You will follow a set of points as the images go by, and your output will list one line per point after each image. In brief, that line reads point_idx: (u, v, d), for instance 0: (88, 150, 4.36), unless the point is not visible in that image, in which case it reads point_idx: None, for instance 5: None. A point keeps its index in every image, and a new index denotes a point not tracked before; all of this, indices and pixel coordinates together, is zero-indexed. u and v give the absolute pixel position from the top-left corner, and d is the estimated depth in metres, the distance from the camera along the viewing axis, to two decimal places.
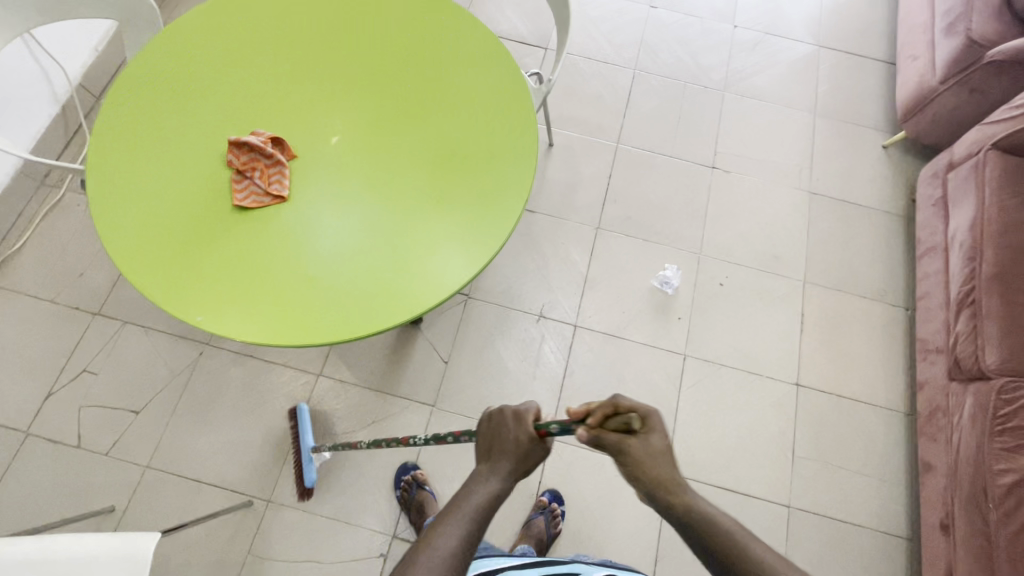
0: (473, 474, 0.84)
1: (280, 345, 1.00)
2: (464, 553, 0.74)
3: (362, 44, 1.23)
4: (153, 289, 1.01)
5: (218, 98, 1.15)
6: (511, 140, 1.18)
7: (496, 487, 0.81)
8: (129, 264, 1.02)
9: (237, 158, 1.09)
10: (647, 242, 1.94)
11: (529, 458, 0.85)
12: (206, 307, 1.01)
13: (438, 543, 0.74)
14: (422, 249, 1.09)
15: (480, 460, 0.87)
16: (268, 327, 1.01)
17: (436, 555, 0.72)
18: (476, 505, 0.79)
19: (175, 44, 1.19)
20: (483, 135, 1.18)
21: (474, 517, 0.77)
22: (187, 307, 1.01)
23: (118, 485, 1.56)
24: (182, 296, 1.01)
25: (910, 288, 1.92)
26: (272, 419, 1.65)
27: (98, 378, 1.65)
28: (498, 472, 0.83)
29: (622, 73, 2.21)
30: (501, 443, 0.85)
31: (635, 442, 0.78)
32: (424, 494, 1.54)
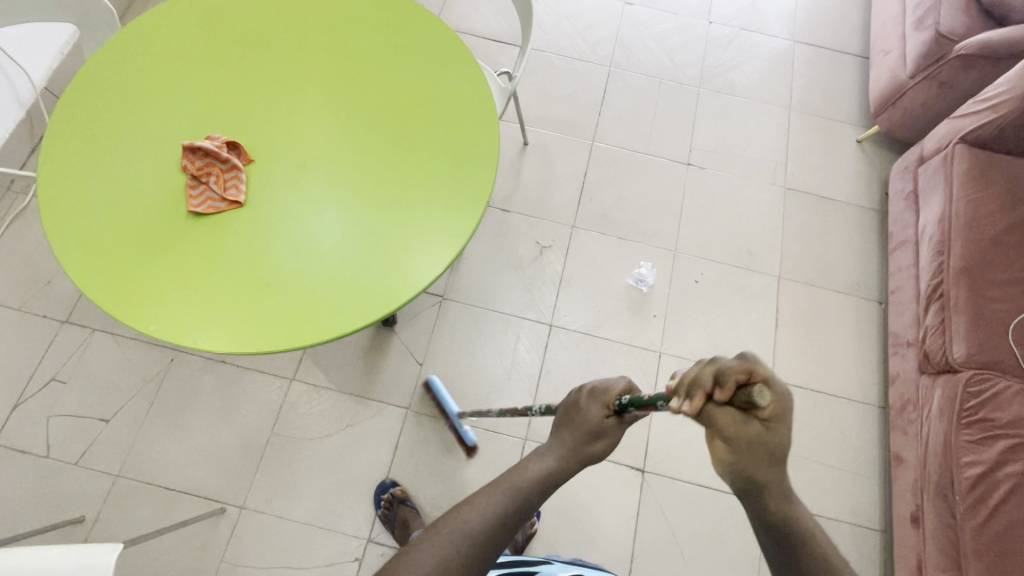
0: (537, 445, 0.83)
1: (239, 352, 1.00)
2: (501, 522, 0.71)
3: (322, 44, 1.22)
4: (107, 298, 1.00)
5: (174, 102, 1.13)
6: (474, 139, 1.17)
7: (555, 464, 0.79)
8: (82, 274, 1.01)
9: (192, 163, 1.07)
10: (622, 240, 1.94)
11: (600, 438, 0.83)
12: (165, 315, 1.00)
13: (482, 501, 0.72)
14: (388, 252, 1.08)
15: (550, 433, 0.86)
16: (232, 334, 1.00)
17: (469, 522, 0.70)
18: (529, 479, 0.76)
19: (131, 48, 1.17)
20: (447, 134, 1.17)
21: (525, 487, 0.75)
22: (144, 316, 0.99)
23: (88, 495, 1.54)
24: (139, 304, 1.00)
25: (883, 282, 1.93)
26: (246, 425, 1.64)
27: (67, 387, 1.63)
28: (559, 448, 0.81)
29: (597, 71, 2.21)
30: (574, 415, 0.85)
31: (754, 424, 0.67)
32: (407, 511, 1.52)
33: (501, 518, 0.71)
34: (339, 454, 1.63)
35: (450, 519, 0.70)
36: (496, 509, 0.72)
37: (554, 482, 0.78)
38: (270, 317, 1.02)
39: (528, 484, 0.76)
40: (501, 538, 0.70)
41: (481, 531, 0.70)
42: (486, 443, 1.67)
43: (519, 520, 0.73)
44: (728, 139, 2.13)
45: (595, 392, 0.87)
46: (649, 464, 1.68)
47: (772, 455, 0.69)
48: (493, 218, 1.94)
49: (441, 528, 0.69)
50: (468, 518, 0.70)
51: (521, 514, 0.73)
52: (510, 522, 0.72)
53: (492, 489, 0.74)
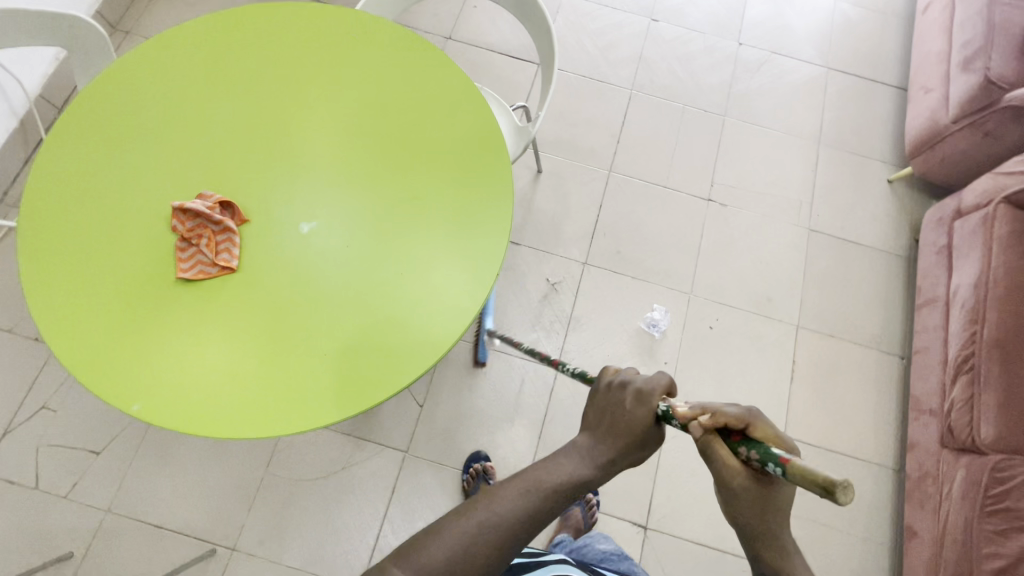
0: (568, 444, 0.85)
1: (227, 438, 0.92)
2: (525, 517, 0.78)
3: (328, 88, 1.13)
4: (87, 371, 0.94)
5: (162, 154, 1.05)
6: (488, 200, 1.08)
7: (584, 473, 0.81)
8: (61, 343, 0.94)
9: (182, 224, 1.00)
10: (636, 280, 1.86)
11: (629, 451, 0.83)
12: (147, 394, 0.93)
13: (512, 496, 0.79)
14: (392, 324, 1.00)
15: (582, 433, 0.87)
16: (219, 415, 0.93)
17: (494, 514, 0.77)
18: (556, 481, 0.80)
19: (117, 92, 1.09)
20: (459, 193, 1.08)
21: (554, 488, 0.80)
22: (129, 394, 0.93)
23: (77, 531, 1.51)
24: (120, 377, 0.94)
25: (907, 336, 1.84)
26: (240, 462, 1.59)
27: (58, 416, 1.58)
28: (591, 454, 0.83)
29: (618, 93, 2.10)
30: (613, 416, 0.85)
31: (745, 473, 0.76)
32: None
33: (527, 516, 0.78)
34: (333, 497, 1.59)
35: (482, 506, 0.78)
36: (521, 509, 0.78)
37: (579, 487, 0.81)
38: (263, 395, 0.95)
39: (557, 485, 0.80)
40: (521, 536, 0.77)
41: (506, 523, 0.77)
42: None
43: (546, 516, 0.79)
44: (751, 173, 2.02)
45: (633, 390, 0.85)
46: (651, 520, 1.62)
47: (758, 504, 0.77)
48: None
49: (470, 515, 0.77)
50: (497, 511, 0.78)
51: (546, 512, 0.79)
52: (532, 521, 0.78)
53: (520, 486, 0.80)
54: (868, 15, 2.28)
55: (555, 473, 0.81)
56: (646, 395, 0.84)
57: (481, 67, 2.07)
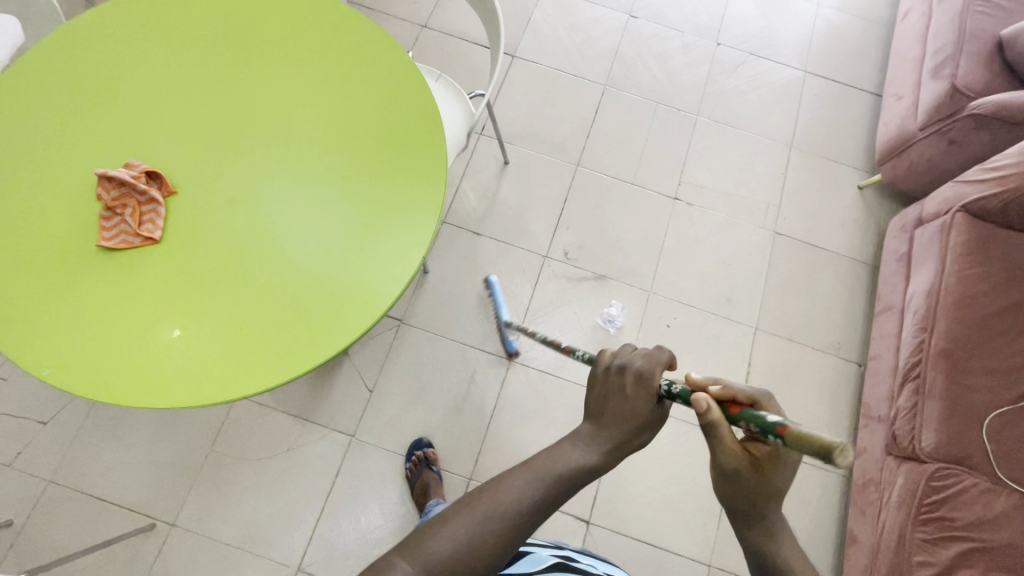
0: (574, 428, 0.79)
1: (137, 405, 0.93)
2: (534, 508, 0.71)
3: (266, 60, 1.13)
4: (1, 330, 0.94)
5: (97, 123, 1.06)
6: (426, 170, 1.08)
7: (595, 456, 0.75)
8: None
9: (107, 192, 1.00)
10: (596, 276, 1.85)
11: (640, 432, 0.77)
12: (61, 358, 0.94)
13: (517, 484, 0.72)
14: (326, 294, 1.00)
15: (588, 414, 0.80)
16: (131, 381, 0.94)
17: (499, 505, 0.70)
18: (566, 466, 0.74)
19: (59, 58, 1.10)
20: (397, 164, 1.08)
21: (561, 472, 0.74)
22: (42, 356, 0.93)
23: (18, 499, 1.51)
24: (34, 340, 0.94)
25: (865, 343, 1.83)
26: (185, 439, 1.59)
27: (6, 384, 1.59)
28: (601, 435, 0.77)
29: (591, 88, 2.09)
30: (626, 398, 0.77)
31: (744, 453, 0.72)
32: (430, 475, 1.55)
33: (537, 504, 0.71)
34: (276, 478, 1.59)
35: (489, 493, 0.71)
36: (530, 496, 0.72)
37: (591, 471, 0.75)
38: (192, 362, 0.95)
39: (564, 470, 0.74)
40: (531, 524, 0.71)
41: (514, 514, 0.70)
42: None
43: (552, 503, 0.73)
44: (721, 174, 2.01)
45: (645, 371, 0.78)
46: (595, 515, 1.62)
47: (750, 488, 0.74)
48: (462, 241, 1.85)
49: (476, 503, 0.70)
50: (503, 499, 0.71)
51: (554, 500, 0.73)
52: (541, 509, 0.72)
53: (526, 472, 0.73)
54: (851, 21, 2.27)
55: (561, 458, 0.75)
56: (646, 376, 0.78)
57: (455, 56, 2.07)
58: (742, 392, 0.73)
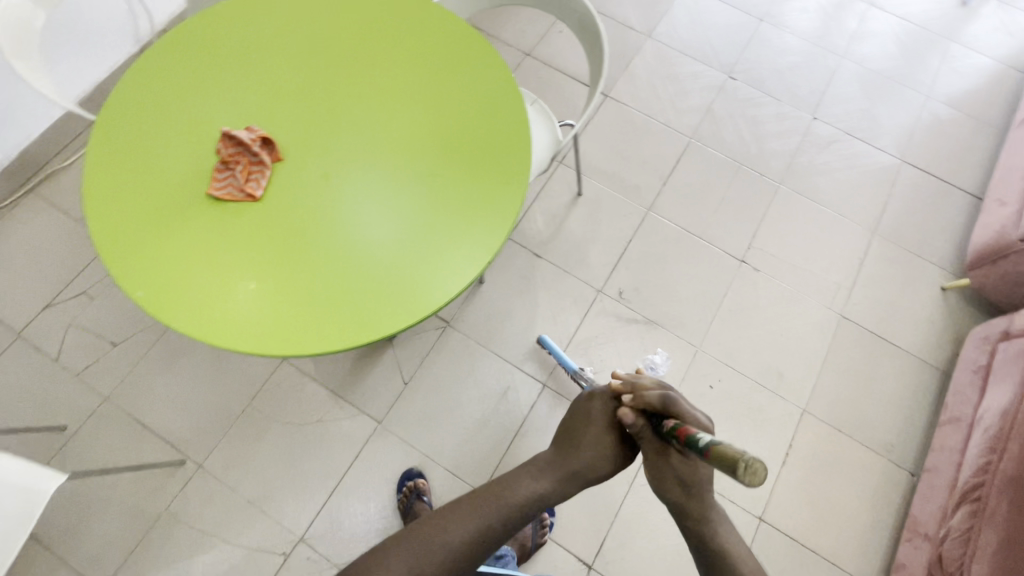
0: (528, 467, 1.00)
1: (202, 341, 1.01)
2: (477, 538, 0.92)
3: (386, 65, 1.22)
4: (107, 249, 1.05)
5: (228, 87, 1.18)
6: (503, 196, 1.13)
7: (536, 493, 0.96)
8: (97, 220, 1.07)
9: (225, 148, 1.11)
10: (647, 321, 1.84)
11: (589, 469, 0.97)
12: (149, 283, 1.03)
13: (463, 520, 0.94)
14: (389, 279, 1.06)
15: (549, 453, 1.02)
16: (201, 318, 1.02)
17: (447, 536, 0.92)
18: (508, 505, 0.95)
19: (210, 24, 1.23)
20: (477, 184, 1.13)
21: (504, 508, 0.95)
22: (133, 278, 1.03)
23: (77, 408, 1.65)
24: (132, 263, 1.04)
25: (922, 452, 1.70)
26: (229, 389, 1.69)
27: (93, 303, 1.77)
28: (549, 473, 0.98)
29: (676, 139, 2.11)
30: (576, 427, 1.01)
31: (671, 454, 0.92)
32: (421, 507, 1.53)
33: (480, 536, 0.93)
34: (301, 445, 1.64)
35: (438, 527, 0.93)
36: (474, 529, 0.93)
37: (533, 506, 0.96)
38: (249, 317, 1.02)
39: (508, 506, 0.95)
40: (476, 551, 0.92)
41: (457, 545, 0.92)
42: (440, 482, 1.63)
43: (501, 531, 0.94)
44: (794, 245, 1.97)
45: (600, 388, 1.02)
46: (598, 561, 1.57)
47: (681, 482, 0.92)
48: (522, 260, 1.90)
49: (424, 536, 0.92)
50: (450, 533, 0.92)
51: (496, 532, 0.94)
52: (483, 540, 0.93)
53: (473, 512, 0.94)
54: (960, 118, 2.19)
55: (512, 494, 0.96)
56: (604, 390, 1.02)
57: (551, 86, 2.16)
58: (651, 392, 0.92)
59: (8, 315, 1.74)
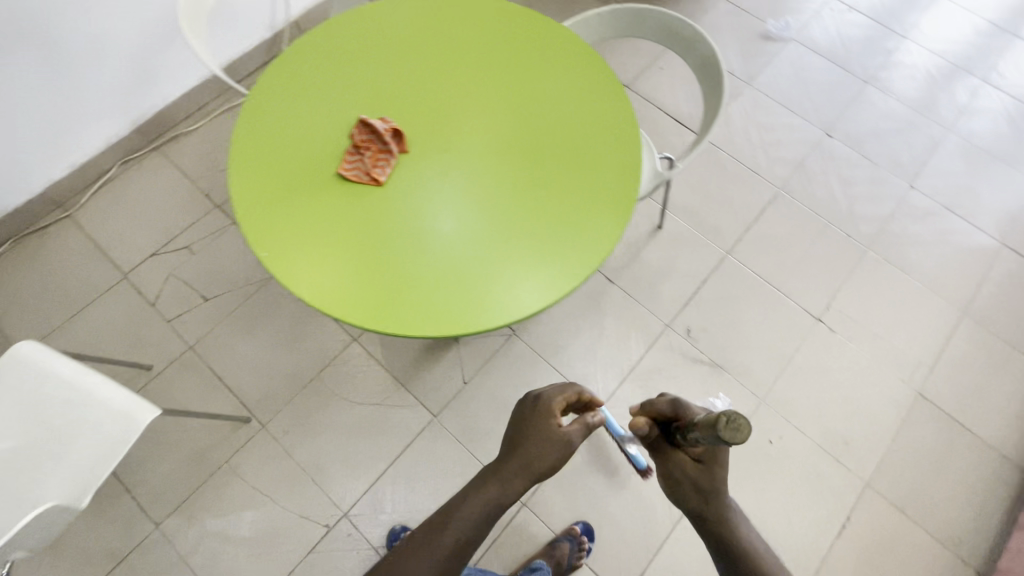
0: (477, 481, 0.95)
1: (305, 303, 1.08)
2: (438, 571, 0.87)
3: (514, 87, 1.28)
4: (240, 204, 1.14)
5: (369, 77, 1.27)
6: (594, 237, 1.14)
7: (490, 505, 0.92)
8: (237, 176, 1.17)
9: (359, 134, 1.19)
10: (712, 364, 1.82)
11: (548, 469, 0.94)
12: (269, 241, 1.12)
13: (417, 556, 0.88)
14: (483, 279, 1.11)
15: (497, 460, 0.97)
16: (307, 281, 1.09)
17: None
18: (463, 526, 0.90)
19: (364, 18, 1.33)
20: (572, 219, 1.16)
21: (456, 530, 0.90)
22: (256, 234, 1.12)
23: (165, 351, 1.77)
24: (257, 220, 1.13)
25: (992, 553, 1.60)
26: (300, 358, 1.77)
27: (194, 258, 1.90)
28: (501, 482, 0.93)
29: (764, 188, 2.10)
30: (527, 434, 0.96)
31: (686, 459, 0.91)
32: None
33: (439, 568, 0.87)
34: (357, 425, 1.70)
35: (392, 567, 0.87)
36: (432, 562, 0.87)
37: (490, 515, 0.92)
38: (345, 289, 1.09)
39: (461, 528, 0.90)
40: None
41: None
42: None
43: (464, 555, 0.89)
44: (875, 312, 1.91)
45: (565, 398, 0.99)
46: None
47: (697, 486, 0.91)
48: (594, 282, 1.91)
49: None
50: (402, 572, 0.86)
51: (456, 557, 0.89)
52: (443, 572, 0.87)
53: (426, 545, 0.89)
54: None
55: (464, 512, 0.91)
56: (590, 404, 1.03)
57: (644, 119, 2.20)
58: (661, 400, 0.94)
59: (119, 257, 1.90)
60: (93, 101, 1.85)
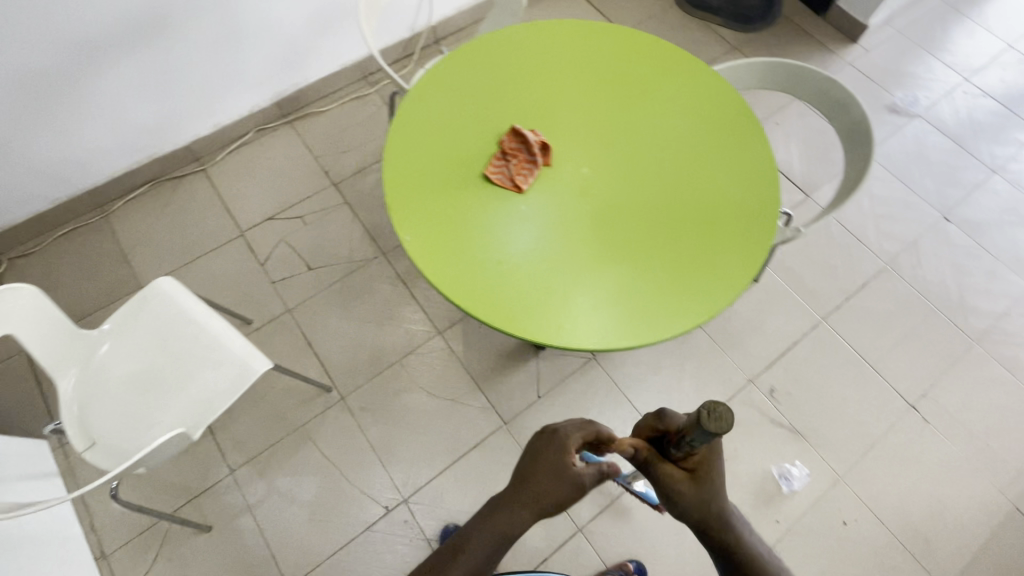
0: (481, 517, 0.89)
1: (427, 279, 1.13)
2: None
3: (656, 126, 1.30)
4: (389, 177, 1.22)
5: (526, 89, 1.33)
6: (707, 291, 1.14)
7: (497, 544, 0.86)
8: (392, 152, 1.24)
9: (508, 141, 1.24)
10: (792, 429, 1.76)
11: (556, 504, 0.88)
12: (407, 216, 1.18)
13: None
14: (596, 301, 1.12)
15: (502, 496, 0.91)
16: (433, 261, 1.14)
17: None
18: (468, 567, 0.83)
19: (534, 33, 1.40)
20: (691, 265, 1.16)
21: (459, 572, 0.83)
22: (397, 207, 1.19)
23: (265, 310, 1.88)
24: (400, 195, 1.20)
25: None
26: (386, 341, 1.84)
27: (305, 229, 2.02)
28: (508, 520, 0.87)
29: (870, 260, 2.04)
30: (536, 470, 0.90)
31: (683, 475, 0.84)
32: None
33: None
34: (429, 416, 1.74)
35: None
36: None
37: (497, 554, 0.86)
38: (466, 277, 1.13)
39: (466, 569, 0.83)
40: None
41: None
42: None
43: None
44: (975, 411, 1.80)
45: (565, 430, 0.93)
46: None
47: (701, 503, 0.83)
48: None
49: None
50: None
51: None
52: None
53: None
54: None
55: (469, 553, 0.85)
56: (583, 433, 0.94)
57: None
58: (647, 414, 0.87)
59: (239, 215, 2.04)
60: (249, 70, 2.00)
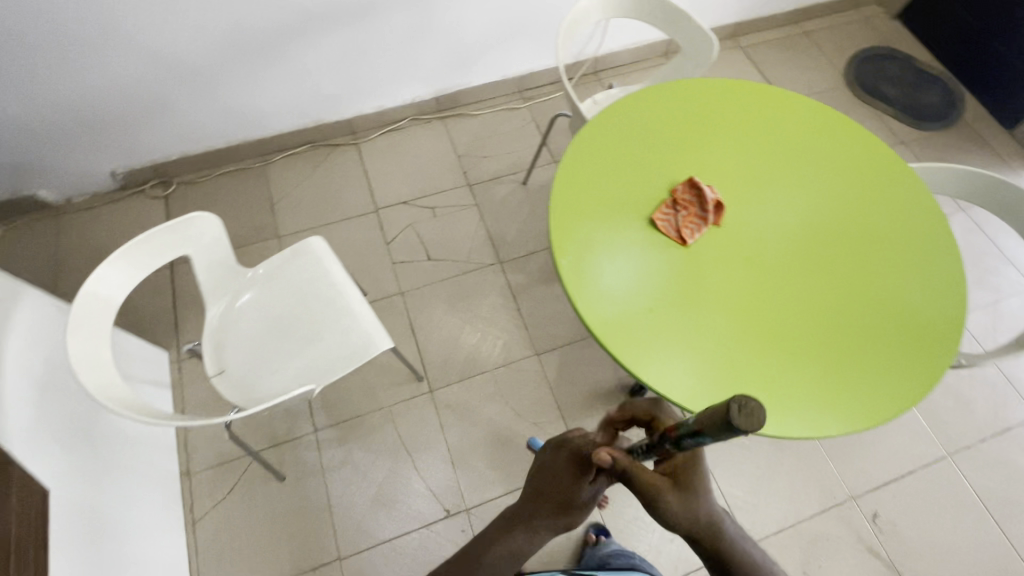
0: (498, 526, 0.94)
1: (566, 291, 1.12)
2: None
3: (835, 217, 1.24)
4: (559, 182, 1.24)
5: (711, 142, 1.31)
6: (846, 407, 1.05)
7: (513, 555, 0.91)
8: (568, 162, 1.27)
9: (682, 192, 1.22)
10: (891, 564, 1.59)
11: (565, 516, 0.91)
12: (564, 224, 1.19)
13: None
14: (726, 372, 1.07)
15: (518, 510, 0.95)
16: (576, 275, 1.14)
17: None
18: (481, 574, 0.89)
19: (734, 93, 1.39)
20: (835, 372, 1.08)
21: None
22: (558, 213, 1.20)
23: (380, 287, 1.95)
24: (563, 202, 1.21)
25: None
26: (485, 348, 1.86)
27: (434, 220, 2.09)
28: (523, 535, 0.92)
29: (1018, 405, 1.82)
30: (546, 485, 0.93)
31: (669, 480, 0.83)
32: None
33: None
34: (510, 433, 1.73)
35: None
36: None
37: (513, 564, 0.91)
38: (603, 302, 1.12)
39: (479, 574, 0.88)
40: None
41: None
42: None
43: None
44: None
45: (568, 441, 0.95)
46: None
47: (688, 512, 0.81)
48: None
49: None
50: None
51: None
52: None
53: None
54: None
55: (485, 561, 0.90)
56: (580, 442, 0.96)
57: None
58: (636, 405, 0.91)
59: (378, 193, 2.15)
60: (424, 63, 2.12)
